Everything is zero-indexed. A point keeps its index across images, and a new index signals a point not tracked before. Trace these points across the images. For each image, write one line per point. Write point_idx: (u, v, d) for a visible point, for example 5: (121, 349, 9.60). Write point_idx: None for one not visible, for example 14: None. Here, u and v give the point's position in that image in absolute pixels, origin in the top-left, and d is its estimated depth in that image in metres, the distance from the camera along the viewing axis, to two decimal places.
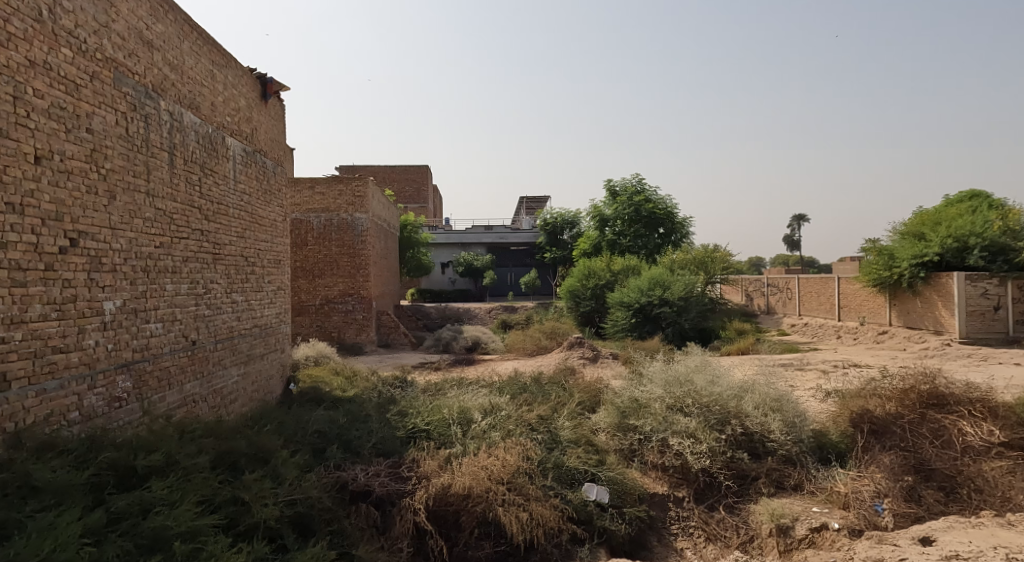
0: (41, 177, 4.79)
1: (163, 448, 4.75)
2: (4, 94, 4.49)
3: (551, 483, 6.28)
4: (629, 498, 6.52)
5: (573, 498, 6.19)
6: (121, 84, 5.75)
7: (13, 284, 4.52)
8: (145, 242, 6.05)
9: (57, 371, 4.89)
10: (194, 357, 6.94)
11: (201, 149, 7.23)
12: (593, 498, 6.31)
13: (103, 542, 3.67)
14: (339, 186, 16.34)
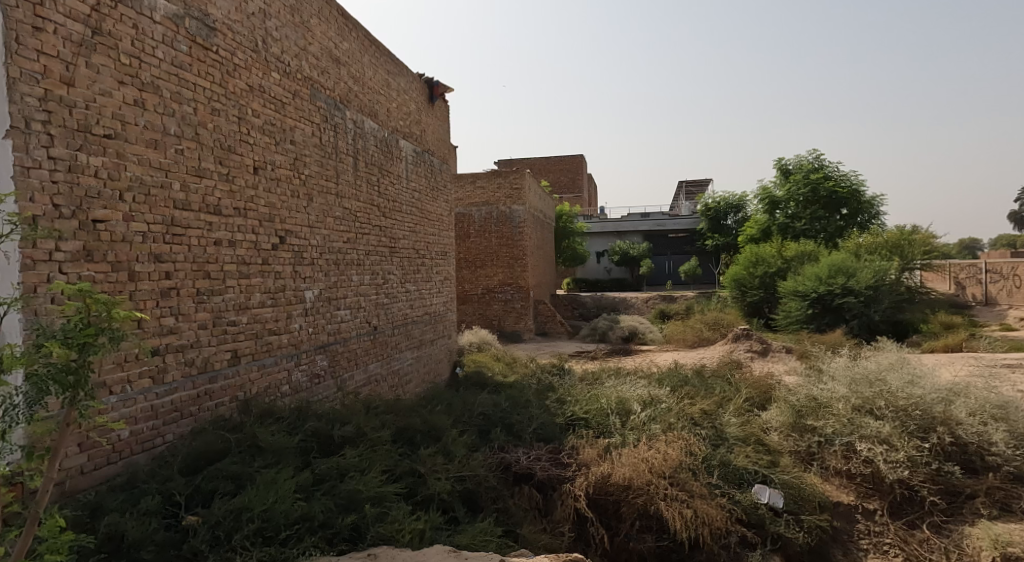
0: (259, 184, 5.60)
1: (354, 422, 5.38)
2: (231, 116, 5.30)
3: (718, 481, 6.10)
4: (808, 506, 6.11)
5: (743, 499, 5.95)
6: (317, 99, 6.52)
7: (240, 276, 5.34)
8: (336, 238, 6.81)
9: (273, 350, 5.71)
10: (376, 342, 7.70)
11: (379, 151, 7.96)
12: (764, 501, 5.99)
13: (310, 499, 4.24)
14: (499, 179, 16.99)
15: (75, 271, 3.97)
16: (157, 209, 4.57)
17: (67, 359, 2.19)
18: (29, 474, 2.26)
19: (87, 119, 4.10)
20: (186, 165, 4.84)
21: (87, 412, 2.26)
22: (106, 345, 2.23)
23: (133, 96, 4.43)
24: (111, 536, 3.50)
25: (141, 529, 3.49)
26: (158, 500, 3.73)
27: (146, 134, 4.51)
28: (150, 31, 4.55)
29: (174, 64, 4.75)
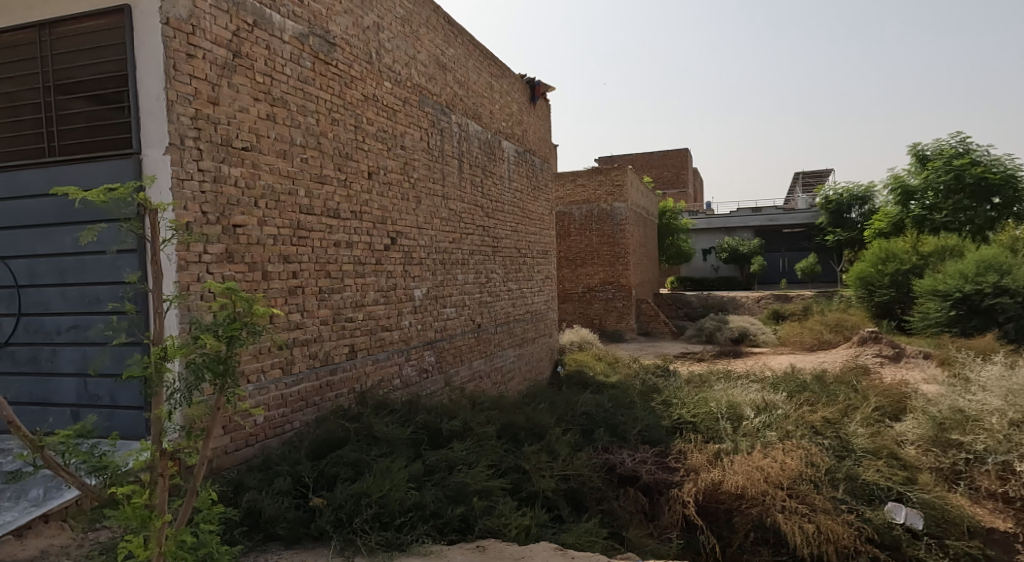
0: (373, 188, 5.92)
1: (461, 417, 5.56)
2: (348, 125, 5.66)
3: (844, 496, 5.67)
4: (954, 530, 5.59)
5: (873, 518, 5.46)
6: (425, 105, 6.79)
7: (356, 276, 5.67)
8: (442, 238, 7.06)
9: (386, 345, 6.03)
10: (480, 339, 7.89)
11: (482, 153, 8.15)
12: (902, 522, 5.52)
13: (423, 489, 4.44)
14: (600, 177, 16.85)
15: (219, 271, 4.39)
16: (285, 214, 4.96)
17: (218, 349, 2.43)
18: (188, 450, 2.54)
19: (228, 133, 4.52)
20: (309, 172, 5.21)
21: (234, 397, 2.50)
22: (251, 336, 2.47)
23: (265, 110, 4.83)
24: (250, 512, 3.85)
25: (276, 507, 3.81)
26: (289, 482, 4.06)
27: (276, 145, 4.91)
28: (280, 50, 4.96)
29: (299, 80, 5.15)
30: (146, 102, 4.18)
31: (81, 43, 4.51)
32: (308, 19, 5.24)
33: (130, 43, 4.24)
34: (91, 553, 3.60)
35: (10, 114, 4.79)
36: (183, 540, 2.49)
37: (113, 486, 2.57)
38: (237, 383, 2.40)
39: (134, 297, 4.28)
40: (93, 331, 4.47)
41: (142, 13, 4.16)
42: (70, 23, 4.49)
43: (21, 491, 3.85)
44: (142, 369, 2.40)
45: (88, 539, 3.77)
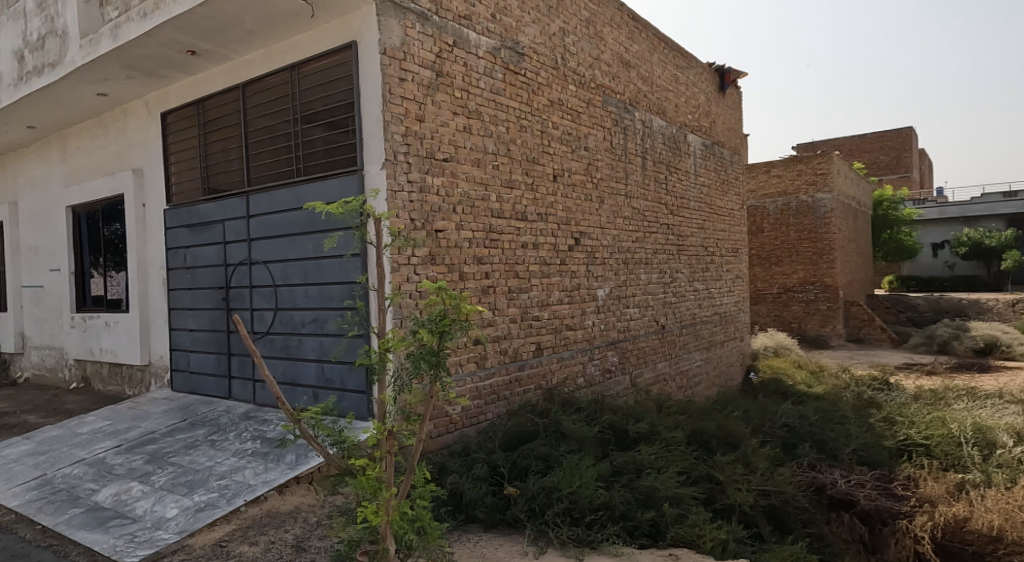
0: (558, 191, 6.16)
1: (648, 419, 5.59)
2: (535, 130, 5.95)
3: None
4: None
5: None
6: (608, 105, 6.90)
7: (542, 276, 5.95)
8: (625, 238, 7.09)
9: (570, 344, 6.25)
10: (665, 341, 7.79)
11: (667, 148, 8.02)
12: None
13: (611, 489, 4.55)
14: (799, 166, 15.61)
15: (424, 272, 4.90)
16: (479, 217, 5.37)
17: (432, 343, 2.77)
18: (406, 431, 2.94)
19: (432, 146, 5.02)
20: (500, 178, 5.58)
21: (444, 386, 2.82)
22: (459, 331, 2.74)
23: (463, 123, 5.27)
24: (453, 494, 4.27)
25: (474, 490, 4.19)
26: (486, 469, 4.42)
27: (472, 154, 5.33)
28: (475, 66, 5.39)
29: (492, 91, 5.54)
30: (369, 124, 4.82)
31: (321, 78, 5.33)
32: (500, 33, 5.62)
33: (357, 73, 4.92)
34: (329, 514, 4.27)
35: (269, 142, 5.79)
36: (405, 512, 2.91)
37: (349, 457, 3.07)
38: (446, 373, 2.71)
39: (363, 296, 5.02)
40: (330, 324, 5.23)
41: (366, 46, 4.82)
42: (314, 62, 5.35)
43: (280, 456, 4.80)
44: (369, 358, 2.84)
45: (326, 502, 4.47)
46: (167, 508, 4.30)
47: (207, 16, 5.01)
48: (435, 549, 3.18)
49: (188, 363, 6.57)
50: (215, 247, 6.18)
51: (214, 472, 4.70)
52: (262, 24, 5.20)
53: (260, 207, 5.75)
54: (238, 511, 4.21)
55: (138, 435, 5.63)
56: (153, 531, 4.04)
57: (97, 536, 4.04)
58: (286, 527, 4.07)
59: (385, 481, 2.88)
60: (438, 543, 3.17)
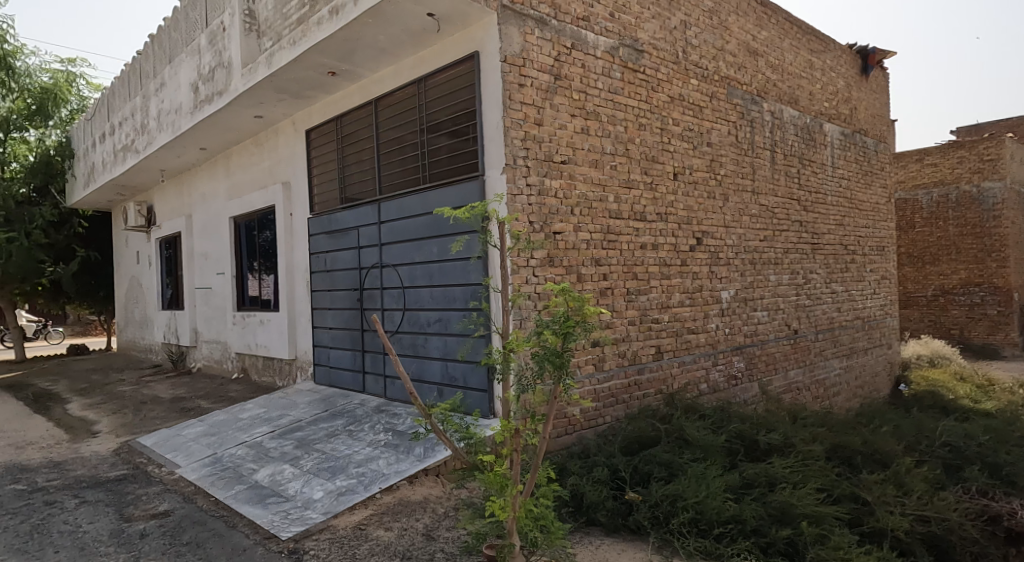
0: (678, 189, 6.00)
1: (781, 430, 5.32)
2: (655, 128, 5.83)
3: None
4: None
5: None
6: (733, 97, 6.60)
7: (662, 277, 5.83)
8: (752, 237, 6.75)
9: (692, 348, 6.07)
10: (798, 347, 7.31)
11: (800, 140, 7.52)
12: None
13: (741, 502, 4.36)
14: (960, 151, 13.86)
15: (543, 274, 4.98)
16: (597, 219, 5.36)
17: (556, 344, 2.84)
18: (530, 429, 3.03)
19: (550, 150, 5.09)
20: (618, 178, 5.54)
21: (568, 387, 2.89)
22: (583, 333, 2.82)
23: (580, 124, 5.30)
24: (574, 495, 4.30)
25: (595, 492, 4.20)
26: (606, 472, 4.41)
27: (590, 156, 5.34)
28: (593, 66, 5.39)
29: (610, 91, 5.51)
30: (490, 131, 4.99)
31: (445, 89, 5.59)
32: (619, 32, 5.58)
33: (479, 82, 5.11)
34: (455, 506, 4.47)
35: (398, 152, 6.17)
36: (531, 509, 3.03)
37: (475, 452, 3.21)
38: (570, 374, 2.77)
39: (488, 298, 5.20)
40: (454, 324, 5.47)
41: (488, 55, 5.00)
42: (439, 74, 5.62)
43: (411, 448, 5.11)
44: (494, 358, 3.02)
45: (452, 494, 4.68)
46: (314, 491, 4.73)
47: (346, 38, 5.45)
48: (557, 547, 3.27)
49: (328, 358, 7.18)
50: (351, 251, 6.69)
51: (352, 460, 5.11)
52: (393, 42, 5.56)
53: (390, 214, 6.14)
54: (375, 497, 4.53)
55: (288, 422, 6.24)
56: (303, 510, 4.47)
57: (258, 511, 4.53)
58: (417, 515, 4.32)
59: (510, 477, 3.04)
60: (560, 543, 3.20)
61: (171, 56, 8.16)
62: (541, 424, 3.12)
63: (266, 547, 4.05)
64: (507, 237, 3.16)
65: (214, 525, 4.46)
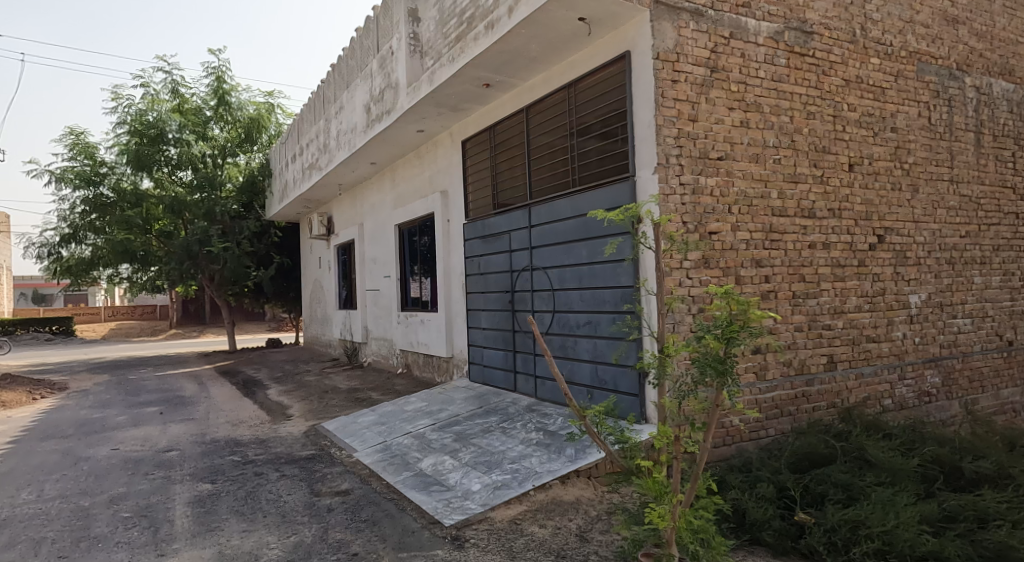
0: (854, 181, 5.39)
1: (994, 456, 4.49)
2: (826, 116, 5.30)
3: None
4: None
5: None
6: (925, 73, 5.77)
7: (835, 280, 5.27)
8: (950, 232, 5.86)
9: (872, 359, 5.42)
10: (1013, 361, 6.20)
11: (1015, 118, 6.37)
12: None
13: (941, 537, 3.70)
14: None
15: (697, 276, 4.75)
16: (758, 217, 4.99)
17: (718, 349, 2.62)
18: (690, 437, 2.88)
19: (705, 146, 4.84)
20: (783, 173, 5.11)
21: (733, 395, 2.65)
22: (749, 338, 2.58)
23: (739, 118, 4.97)
24: (736, 510, 3.91)
25: (758, 511, 3.75)
26: (772, 489, 3.93)
27: (750, 150, 4.98)
28: (754, 54, 5.02)
29: (773, 79, 5.10)
30: (642, 130, 4.87)
31: (594, 91, 5.56)
32: (784, 15, 5.15)
33: (631, 82, 5.02)
34: (608, 510, 4.43)
35: (548, 157, 6.26)
36: (692, 521, 2.83)
37: (631, 456, 3.27)
38: (735, 382, 2.53)
39: (644, 301, 4.93)
40: (604, 327, 5.40)
41: (640, 54, 4.89)
42: (588, 77, 5.61)
43: (562, 449, 5.16)
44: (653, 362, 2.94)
45: (604, 497, 4.65)
46: (473, 482, 4.96)
47: (501, 50, 5.65)
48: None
49: (482, 357, 7.50)
50: (504, 255, 6.91)
51: (506, 456, 5.30)
52: (544, 50, 5.66)
53: (541, 218, 6.25)
54: (528, 493, 4.65)
55: (447, 416, 6.62)
56: (463, 500, 4.70)
57: (423, 496, 4.86)
58: (570, 515, 4.35)
59: (671, 485, 2.89)
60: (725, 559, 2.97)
61: (349, 82, 9.03)
62: (700, 432, 2.94)
63: (431, 532, 4.34)
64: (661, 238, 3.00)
65: (387, 506, 4.85)
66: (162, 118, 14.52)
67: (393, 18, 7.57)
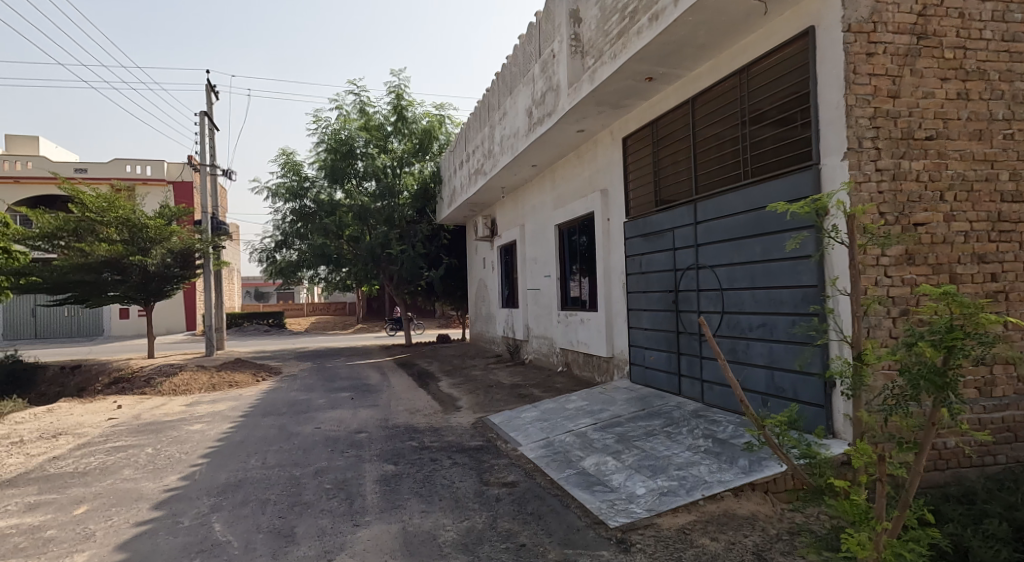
0: None
1: None
2: None
3: None
4: None
5: None
6: None
7: None
8: None
9: None
10: None
11: None
12: None
13: None
14: None
15: (900, 274, 4.17)
16: (981, 205, 4.27)
17: (936, 359, 2.25)
18: (896, 458, 2.50)
19: (910, 125, 4.24)
20: (1017, 150, 4.32)
21: (954, 412, 2.26)
22: (977, 346, 2.18)
23: (956, 89, 4.30)
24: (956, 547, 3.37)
25: (989, 552, 3.18)
26: (1006, 528, 3.31)
27: (970, 126, 4.29)
28: (978, 13, 4.31)
29: (1003, 40, 4.34)
30: (830, 113, 4.40)
31: (770, 75, 5.15)
32: None
33: (816, 60, 4.55)
34: (789, 530, 4.04)
35: (716, 149, 5.91)
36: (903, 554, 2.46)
37: (819, 473, 3.02)
38: (959, 397, 2.14)
39: (832, 301, 4.49)
40: (782, 330, 4.97)
41: (827, 28, 4.43)
42: (763, 60, 5.21)
43: (735, 459, 4.81)
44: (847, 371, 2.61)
45: (785, 516, 4.24)
46: (637, 486, 4.81)
47: (667, 41, 5.41)
48: None
49: (644, 358, 7.29)
50: (667, 253, 6.65)
51: (672, 462, 5.06)
52: (714, 35, 5.32)
53: (708, 214, 5.91)
54: (698, 503, 4.39)
55: (609, 416, 6.50)
56: (627, 503, 4.57)
57: (587, 496, 4.79)
58: (745, 532, 4.03)
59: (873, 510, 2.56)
60: None
61: (512, 88, 9.24)
62: (909, 454, 2.55)
63: (596, 532, 4.27)
64: (857, 232, 2.68)
65: (552, 501, 4.86)
66: (352, 135, 16.11)
67: (555, 21, 7.60)
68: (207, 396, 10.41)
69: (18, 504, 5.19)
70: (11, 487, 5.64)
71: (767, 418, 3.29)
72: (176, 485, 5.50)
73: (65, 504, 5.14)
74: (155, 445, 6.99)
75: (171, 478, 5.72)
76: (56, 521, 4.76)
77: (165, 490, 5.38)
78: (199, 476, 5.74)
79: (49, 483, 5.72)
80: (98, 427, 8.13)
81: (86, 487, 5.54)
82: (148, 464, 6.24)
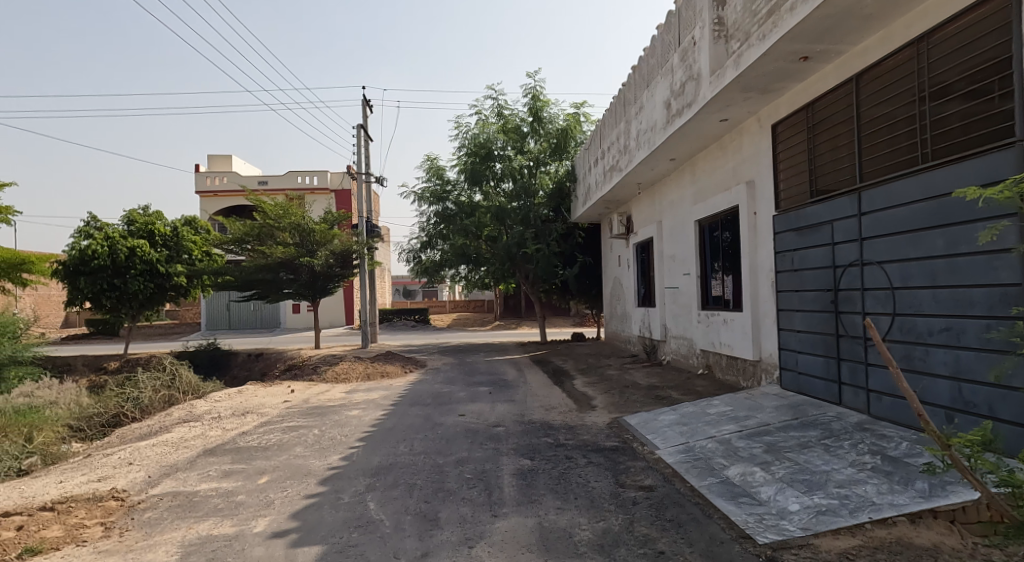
0: None
1: None
2: None
3: None
4: None
5: None
6: None
7: None
8: None
9: None
10: None
11: None
12: None
13: None
14: None
15: None
16: None
17: None
18: None
19: None
20: None
21: None
22: None
23: None
24: None
25: None
26: None
27: None
28: None
29: None
30: None
31: (957, 41, 4.47)
32: None
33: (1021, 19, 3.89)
34: None
35: (886, 130, 5.25)
36: None
37: None
38: None
39: None
40: (971, 335, 4.31)
41: None
42: (949, 25, 4.53)
43: (910, 481, 4.21)
44: None
45: (977, 550, 3.57)
46: (789, 501, 4.39)
47: (827, 14, 4.88)
48: None
49: (796, 363, 6.70)
50: (825, 249, 6.04)
51: (831, 478, 4.56)
52: (884, 3, 4.72)
53: (874, 204, 5.29)
54: (865, 527, 3.90)
55: (756, 424, 6.03)
56: (778, 519, 4.18)
57: (732, 508, 4.46)
58: None
59: None
60: None
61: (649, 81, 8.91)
62: None
63: (744, 547, 3.94)
64: None
65: (694, 509, 4.58)
66: (491, 138, 16.54)
67: (696, 6, 7.21)
68: (364, 385, 11.15)
69: (217, 470, 5.83)
70: (211, 455, 6.36)
71: (954, 437, 2.87)
72: (338, 464, 5.89)
73: (251, 473, 5.69)
74: (320, 427, 7.58)
75: (334, 457, 6.14)
76: (244, 487, 5.27)
77: (329, 468, 5.78)
78: (357, 458, 6.11)
79: (238, 454, 6.37)
80: (276, 408, 8.98)
81: (267, 460, 6.11)
82: (316, 443, 6.76)
